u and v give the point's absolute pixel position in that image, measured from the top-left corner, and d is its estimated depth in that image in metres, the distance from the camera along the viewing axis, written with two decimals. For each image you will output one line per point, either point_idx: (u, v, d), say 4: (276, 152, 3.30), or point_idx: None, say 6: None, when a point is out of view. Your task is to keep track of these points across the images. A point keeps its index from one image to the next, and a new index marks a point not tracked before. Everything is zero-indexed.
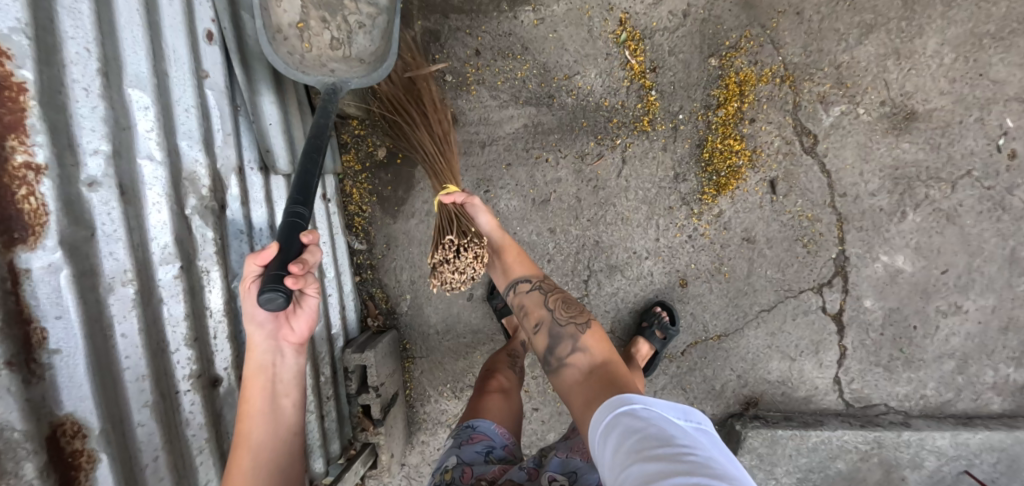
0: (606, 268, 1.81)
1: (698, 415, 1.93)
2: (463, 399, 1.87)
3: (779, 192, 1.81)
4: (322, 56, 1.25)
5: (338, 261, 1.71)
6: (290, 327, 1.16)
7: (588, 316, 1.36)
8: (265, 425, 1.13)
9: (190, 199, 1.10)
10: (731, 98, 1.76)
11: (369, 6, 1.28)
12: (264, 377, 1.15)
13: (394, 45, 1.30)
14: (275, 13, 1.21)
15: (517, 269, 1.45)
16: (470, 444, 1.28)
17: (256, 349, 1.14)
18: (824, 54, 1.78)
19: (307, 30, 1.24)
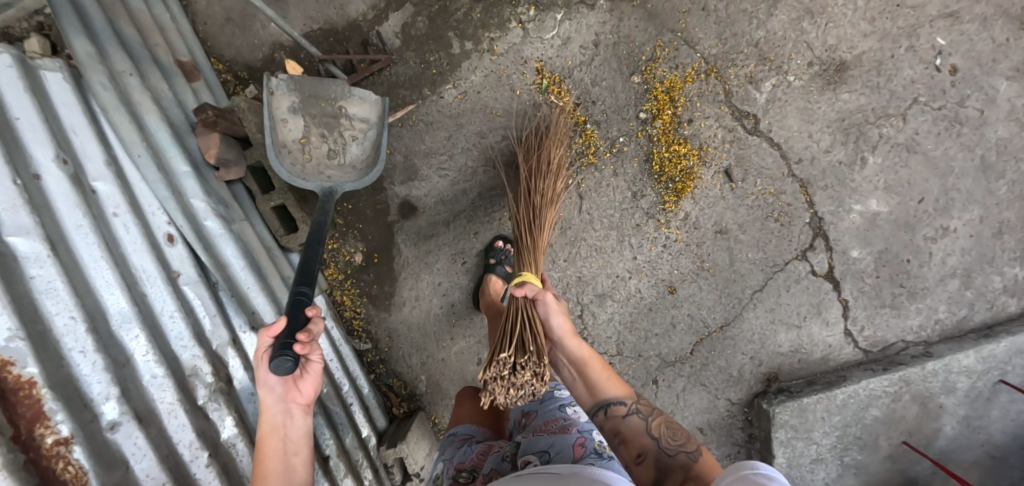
0: (595, 298, 1.88)
1: (726, 403, 1.99)
2: None
3: (737, 178, 1.86)
4: (320, 166, 1.50)
5: (350, 367, 1.82)
6: (300, 387, 1.18)
7: (700, 443, 1.14)
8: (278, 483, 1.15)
9: (201, 390, 1.22)
10: (664, 107, 1.81)
11: (360, 123, 1.56)
12: (274, 430, 1.17)
13: (378, 152, 1.52)
14: (282, 131, 1.49)
15: (602, 385, 1.26)
16: (452, 446, 1.39)
17: (270, 405, 1.16)
18: (740, 37, 1.81)
19: (308, 145, 1.51)
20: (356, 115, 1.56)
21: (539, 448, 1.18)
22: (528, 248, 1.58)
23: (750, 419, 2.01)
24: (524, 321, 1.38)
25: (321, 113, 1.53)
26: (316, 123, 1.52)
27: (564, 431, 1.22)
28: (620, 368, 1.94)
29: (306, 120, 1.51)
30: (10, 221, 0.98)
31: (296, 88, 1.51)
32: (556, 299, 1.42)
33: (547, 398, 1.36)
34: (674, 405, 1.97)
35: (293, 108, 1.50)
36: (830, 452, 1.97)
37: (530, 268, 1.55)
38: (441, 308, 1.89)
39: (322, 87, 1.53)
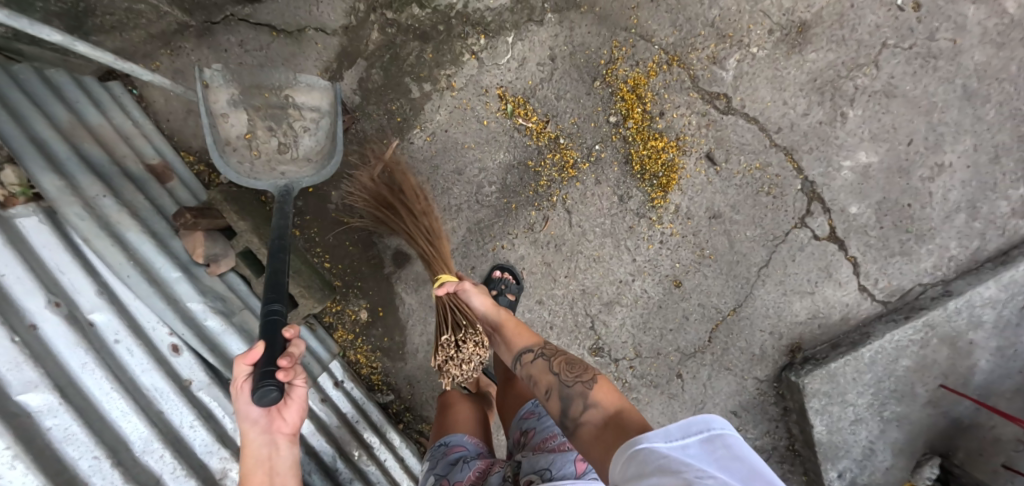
0: (603, 306, 1.88)
1: (754, 382, 1.98)
2: None
3: (719, 161, 1.84)
4: (271, 161, 1.48)
5: (377, 422, 1.81)
6: (282, 415, 1.06)
7: (594, 371, 1.11)
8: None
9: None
10: (633, 106, 1.80)
11: (308, 113, 1.54)
12: (261, 467, 1.03)
13: (334, 142, 1.52)
14: (223, 128, 1.45)
15: (516, 339, 1.28)
16: (445, 458, 1.35)
17: (252, 438, 1.03)
18: (695, 20, 1.78)
19: (255, 140, 1.49)
20: (305, 104, 1.54)
21: (541, 465, 1.14)
22: (437, 259, 1.54)
23: (781, 393, 2.00)
24: (452, 311, 1.51)
25: (267, 105, 1.50)
26: (261, 115, 1.49)
27: (564, 448, 1.20)
28: (642, 370, 1.93)
29: (249, 113, 1.48)
30: (18, 380, 1.02)
31: (234, 80, 1.46)
32: (477, 284, 1.48)
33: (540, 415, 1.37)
34: (703, 395, 1.96)
35: (234, 103, 1.46)
36: (869, 410, 1.94)
37: (440, 264, 1.52)
38: None
39: (262, 78, 1.50)
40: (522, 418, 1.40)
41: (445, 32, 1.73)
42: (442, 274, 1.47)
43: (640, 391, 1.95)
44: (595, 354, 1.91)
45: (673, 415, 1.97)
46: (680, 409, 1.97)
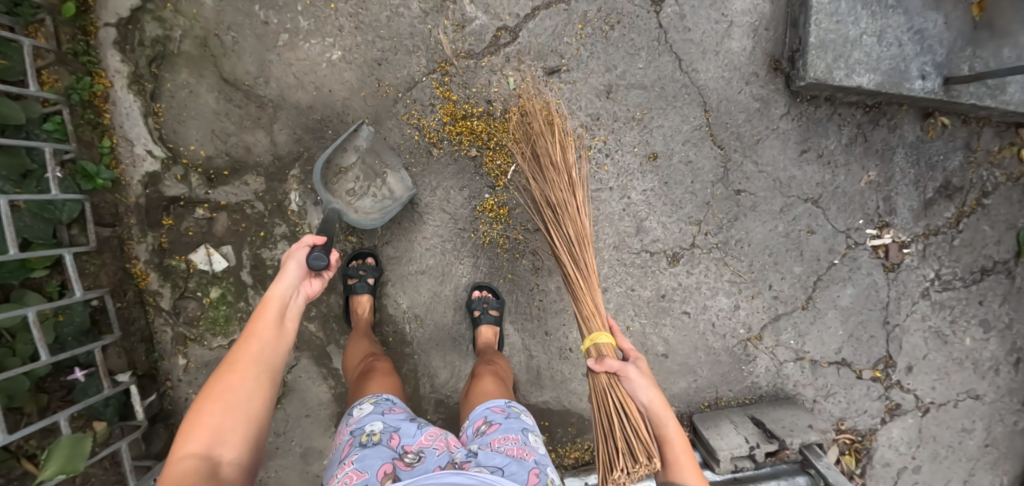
0: (638, 233, 1.84)
1: (781, 120, 1.88)
2: (759, 354, 1.97)
3: (559, 63, 1.75)
4: (336, 191, 1.65)
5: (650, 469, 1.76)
6: (311, 283, 1.27)
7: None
8: (272, 339, 1.14)
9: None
10: (471, 127, 1.74)
11: (390, 192, 1.70)
12: (281, 300, 1.18)
13: (385, 215, 1.65)
14: (339, 155, 1.66)
15: (681, 463, 1.23)
16: (390, 412, 1.24)
17: (284, 279, 1.21)
18: (416, 28, 1.71)
19: (343, 175, 1.67)
20: (388, 185, 1.70)
21: (495, 463, 1.08)
22: (587, 300, 1.53)
23: (807, 97, 1.89)
24: (613, 399, 1.41)
25: (373, 166, 1.69)
26: (358, 171, 1.68)
27: (521, 454, 1.13)
28: (714, 222, 1.88)
29: (358, 159, 1.68)
30: None
31: (375, 142, 1.69)
32: (642, 366, 1.34)
33: (512, 415, 1.26)
34: (766, 174, 1.89)
35: (358, 152, 1.68)
36: (875, 19, 1.80)
37: (599, 325, 1.47)
38: None
39: (386, 155, 1.70)
40: (490, 412, 1.28)
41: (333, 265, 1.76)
42: (596, 338, 1.44)
43: (733, 234, 1.89)
44: (678, 261, 1.88)
45: (772, 212, 1.91)
46: (768, 203, 1.91)
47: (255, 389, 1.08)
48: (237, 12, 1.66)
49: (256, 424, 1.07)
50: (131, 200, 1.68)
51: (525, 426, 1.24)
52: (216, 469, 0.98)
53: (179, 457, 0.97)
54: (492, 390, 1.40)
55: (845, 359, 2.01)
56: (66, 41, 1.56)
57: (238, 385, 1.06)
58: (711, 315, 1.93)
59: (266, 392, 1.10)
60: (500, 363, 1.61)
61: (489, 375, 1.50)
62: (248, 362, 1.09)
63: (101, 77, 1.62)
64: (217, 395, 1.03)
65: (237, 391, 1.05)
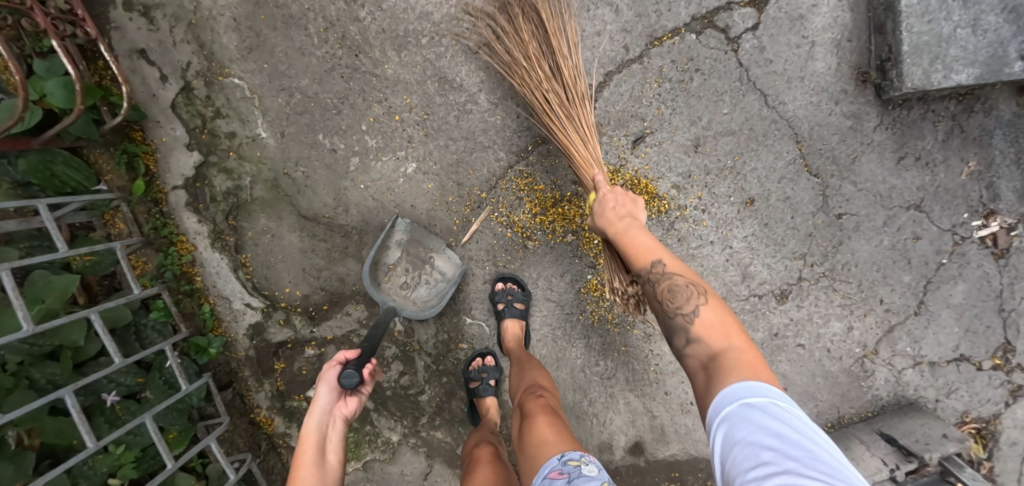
0: (742, 277, 1.80)
1: (874, 132, 1.77)
2: (877, 368, 1.94)
3: (641, 127, 1.67)
4: (389, 290, 1.60)
5: None
6: (345, 402, 1.23)
7: (719, 313, 1.11)
8: (315, 484, 1.14)
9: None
10: (563, 215, 1.67)
11: (440, 275, 1.64)
12: (317, 436, 1.17)
13: (443, 300, 1.59)
14: (381, 254, 1.60)
15: (619, 205, 1.33)
16: None
17: (316, 410, 1.19)
18: (485, 124, 1.62)
19: (392, 271, 1.62)
20: (437, 267, 1.64)
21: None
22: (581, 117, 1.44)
23: (899, 102, 1.77)
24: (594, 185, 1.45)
25: (418, 253, 1.63)
26: (407, 261, 1.62)
27: None
28: (815, 250, 1.81)
29: (401, 250, 1.62)
30: None
31: (416, 228, 1.62)
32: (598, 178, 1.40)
33: (575, 474, 1.03)
34: (863, 189, 1.80)
35: (401, 247, 1.62)
36: (969, 5, 1.60)
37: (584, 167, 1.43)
38: None
39: (428, 240, 1.63)
40: (550, 480, 1.05)
41: (449, 373, 1.75)
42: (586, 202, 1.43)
43: (838, 258, 1.84)
44: (787, 297, 1.83)
45: (873, 225, 1.84)
46: (869, 218, 1.83)
47: None
48: (302, 145, 1.59)
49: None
50: (240, 354, 1.66)
51: (596, 482, 1.00)
52: None
53: None
54: (552, 438, 1.20)
55: (963, 354, 1.95)
56: (145, 221, 1.54)
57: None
58: (826, 339, 1.89)
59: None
60: (546, 392, 1.42)
61: (542, 410, 1.30)
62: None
63: (183, 242, 1.58)
64: None
65: None
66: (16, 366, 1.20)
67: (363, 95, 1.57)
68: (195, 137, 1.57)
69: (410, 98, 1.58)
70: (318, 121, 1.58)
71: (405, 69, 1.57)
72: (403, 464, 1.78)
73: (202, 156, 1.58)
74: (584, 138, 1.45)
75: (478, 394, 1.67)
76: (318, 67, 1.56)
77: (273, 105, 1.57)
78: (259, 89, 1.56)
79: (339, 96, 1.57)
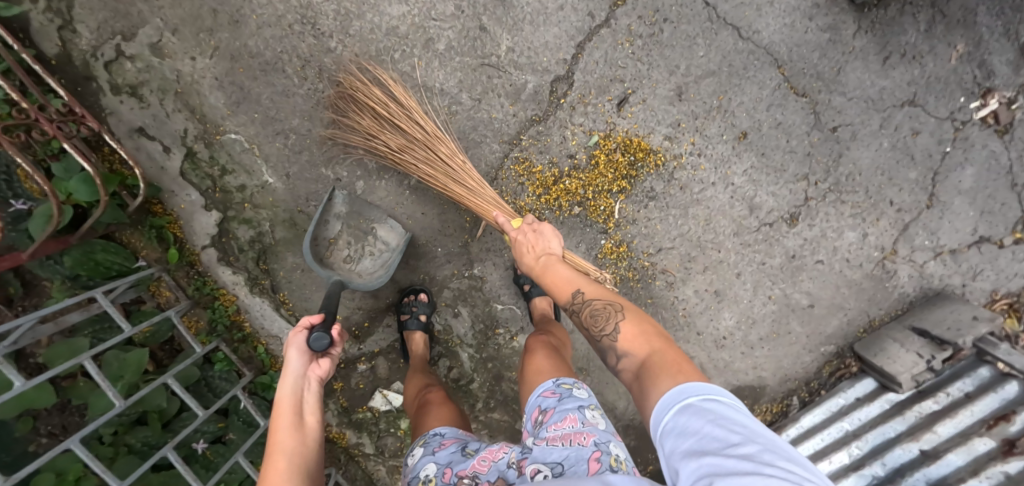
0: (750, 210, 1.85)
1: (853, 39, 1.77)
2: (900, 267, 1.97)
3: (623, 89, 1.70)
4: (333, 263, 1.57)
5: (833, 433, 1.86)
6: (319, 364, 1.12)
7: (625, 316, 1.14)
8: (295, 449, 0.99)
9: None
10: (566, 190, 1.73)
11: (383, 244, 1.63)
12: (293, 400, 1.04)
13: (389, 270, 1.58)
14: (320, 228, 1.58)
15: (549, 263, 1.33)
16: (441, 447, 1.16)
17: (288, 375, 1.07)
18: (473, 121, 1.66)
19: (333, 243, 1.59)
20: (382, 237, 1.63)
21: (553, 459, 0.98)
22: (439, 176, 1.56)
23: (874, 3, 1.75)
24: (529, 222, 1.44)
25: (359, 225, 1.61)
26: (347, 235, 1.60)
27: (577, 437, 1.00)
28: (816, 168, 1.84)
29: (341, 224, 1.60)
30: None
31: (354, 200, 1.62)
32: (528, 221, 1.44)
33: (566, 395, 1.12)
34: (852, 97, 1.81)
35: (341, 220, 1.60)
36: None
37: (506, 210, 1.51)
38: (761, 347, 1.98)
39: (366, 211, 1.62)
40: (540, 397, 1.15)
41: (493, 359, 1.86)
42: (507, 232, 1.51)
43: (840, 170, 1.86)
44: (797, 219, 1.88)
45: (870, 131, 1.85)
46: (864, 124, 1.84)
47: None
48: (308, 180, 1.67)
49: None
50: None
51: (583, 403, 1.09)
52: None
53: None
54: (548, 367, 1.26)
55: (982, 236, 1.95)
56: (188, 284, 1.66)
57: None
58: (843, 250, 1.93)
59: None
60: (552, 336, 1.51)
61: (541, 349, 1.38)
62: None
63: (224, 295, 1.69)
64: None
65: None
66: (112, 436, 1.37)
67: None
68: (209, 197, 1.67)
69: None
70: (317, 155, 1.66)
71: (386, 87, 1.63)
72: None
73: (220, 213, 1.68)
74: (473, 186, 1.54)
75: (410, 330, 1.72)
76: (304, 105, 1.63)
77: (272, 150, 1.65)
78: (256, 138, 1.64)
79: (331, 127, 1.64)
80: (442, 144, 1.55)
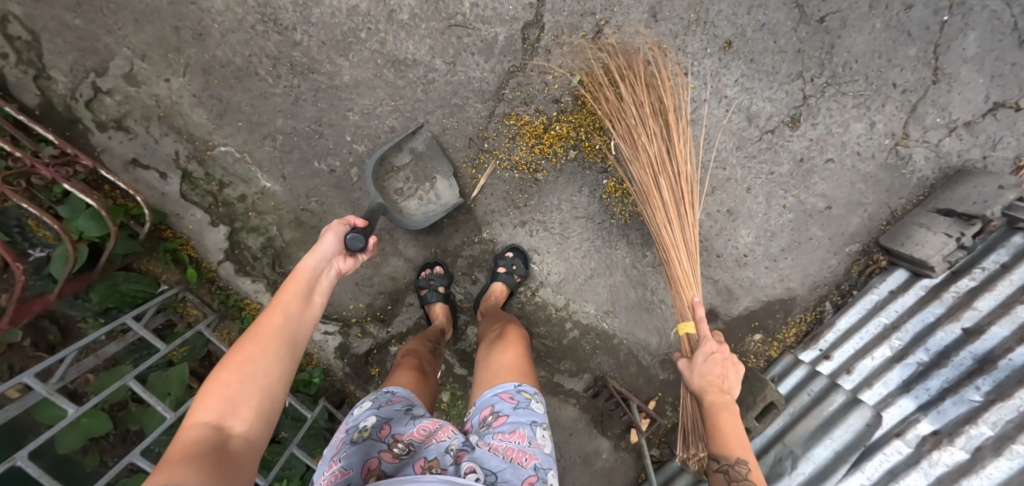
0: (748, 120, 1.83)
1: None
2: (918, 151, 1.86)
3: (595, 22, 1.66)
4: (385, 190, 1.64)
5: (865, 330, 1.84)
6: (343, 260, 1.27)
7: None
8: (296, 312, 1.11)
9: (936, 454, 1.56)
10: (560, 137, 1.72)
11: (436, 197, 1.70)
12: (311, 273, 1.18)
13: (433, 220, 1.64)
14: (392, 154, 1.65)
15: (726, 412, 1.29)
16: (388, 405, 1.05)
17: (316, 254, 1.22)
18: (453, 85, 1.65)
19: (395, 173, 1.66)
20: (439, 185, 1.70)
21: (490, 465, 0.92)
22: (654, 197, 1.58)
23: None
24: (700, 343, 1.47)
25: (426, 170, 1.69)
26: (411, 172, 1.67)
27: (522, 455, 0.96)
28: (808, 65, 1.79)
29: (411, 159, 1.67)
30: None
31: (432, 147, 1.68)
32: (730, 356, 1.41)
33: (524, 404, 1.05)
34: None
35: (413, 155, 1.67)
36: None
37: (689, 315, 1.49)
38: (785, 258, 1.96)
39: (439, 162, 1.69)
40: (497, 398, 1.07)
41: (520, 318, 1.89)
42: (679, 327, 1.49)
43: (835, 62, 1.80)
44: (799, 121, 1.83)
45: (859, 15, 1.77)
46: (851, 9, 1.77)
47: (270, 367, 1.01)
48: (304, 177, 1.68)
49: (273, 396, 1.00)
50: (340, 374, 1.84)
51: (536, 419, 1.04)
52: (227, 440, 0.90)
53: (191, 421, 0.92)
54: (513, 364, 1.19)
55: (997, 103, 1.81)
56: (212, 299, 1.71)
57: (255, 356, 1.01)
58: (852, 144, 1.87)
59: (285, 364, 1.04)
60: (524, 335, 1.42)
61: (511, 345, 1.28)
62: (271, 333, 1.05)
63: (249, 303, 1.74)
64: (235, 360, 0.99)
65: (257, 362, 1.00)
66: None
67: (334, 109, 1.64)
68: (214, 212, 1.70)
69: (376, 93, 1.63)
70: (307, 151, 1.66)
71: (359, 69, 1.62)
72: None
73: (228, 226, 1.71)
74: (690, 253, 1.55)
75: (427, 300, 1.73)
76: (282, 103, 1.62)
77: (263, 154, 1.66)
78: (245, 146, 1.65)
79: (314, 120, 1.64)
80: (680, 150, 1.56)
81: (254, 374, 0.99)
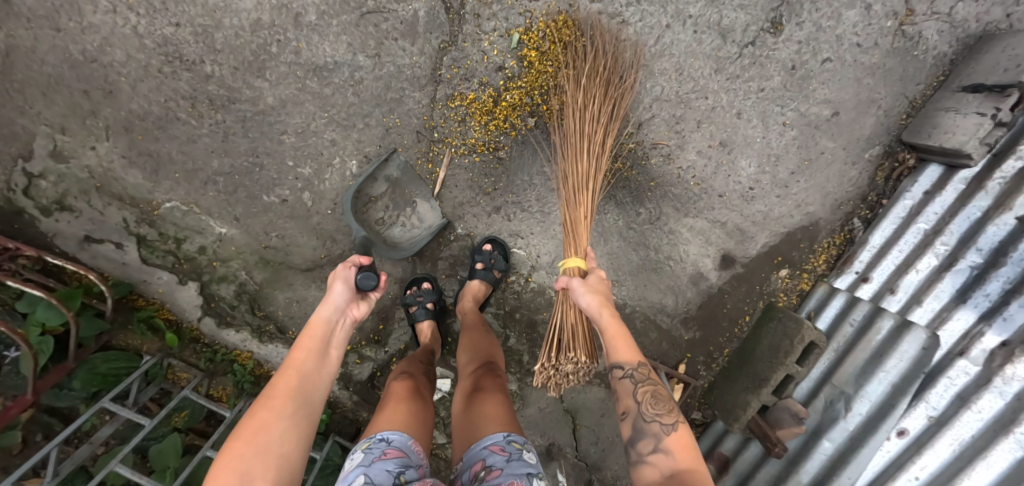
0: (720, 36, 1.60)
1: None
2: (932, 24, 1.58)
3: None
4: (365, 221, 1.57)
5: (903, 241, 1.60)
6: (357, 306, 1.23)
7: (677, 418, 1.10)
8: (313, 367, 1.07)
9: (1011, 368, 1.31)
10: (510, 107, 1.54)
11: (419, 221, 1.61)
12: (326, 327, 1.14)
13: (415, 247, 1.58)
14: (366, 186, 1.56)
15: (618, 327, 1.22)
16: (380, 462, 0.98)
17: (331, 302, 1.18)
18: (383, 80, 1.51)
19: (375, 203, 1.58)
20: (421, 207, 1.61)
21: None
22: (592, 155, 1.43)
23: None
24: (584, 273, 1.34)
25: (404, 196, 1.60)
26: (390, 200, 1.59)
27: None
28: None
29: (389, 186, 1.58)
30: None
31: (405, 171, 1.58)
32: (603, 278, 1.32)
33: (516, 457, 0.99)
34: None
35: (388, 182, 1.58)
36: None
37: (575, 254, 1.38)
38: (796, 181, 1.72)
39: (415, 185, 1.59)
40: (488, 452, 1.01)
41: (519, 307, 1.75)
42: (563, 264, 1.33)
43: None
44: (781, 24, 1.59)
45: None
46: None
47: (287, 433, 0.97)
48: (256, 213, 1.58)
49: (290, 471, 0.95)
50: (350, 404, 1.75)
51: (532, 472, 0.98)
52: None
53: None
54: (498, 413, 1.14)
55: None
56: (199, 359, 1.65)
57: (273, 422, 0.97)
58: (848, 36, 1.60)
59: (303, 430, 1.00)
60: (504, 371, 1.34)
61: (494, 388, 1.23)
62: (287, 396, 1.01)
63: (240, 354, 1.67)
64: (249, 431, 0.95)
65: (274, 430, 0.96)
66: None
67: (267, 136, 1.52)
68: (179, 270, 1.63)
69: (304, 109, 1.51)
70: (252, 186, 1.56)
71: (280, 87, 1.49)
72: (536, 403, 1.80)
73: (197, 281, 1.64)
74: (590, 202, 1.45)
75: (417, 316, 1.60)
76: (212, 143, 1.52)
77: (209, 201, 1.57)
78: (189, 196, 1.57)
79: (250, 152, 1.53)
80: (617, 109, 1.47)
81: (270, 446, 0.94)
